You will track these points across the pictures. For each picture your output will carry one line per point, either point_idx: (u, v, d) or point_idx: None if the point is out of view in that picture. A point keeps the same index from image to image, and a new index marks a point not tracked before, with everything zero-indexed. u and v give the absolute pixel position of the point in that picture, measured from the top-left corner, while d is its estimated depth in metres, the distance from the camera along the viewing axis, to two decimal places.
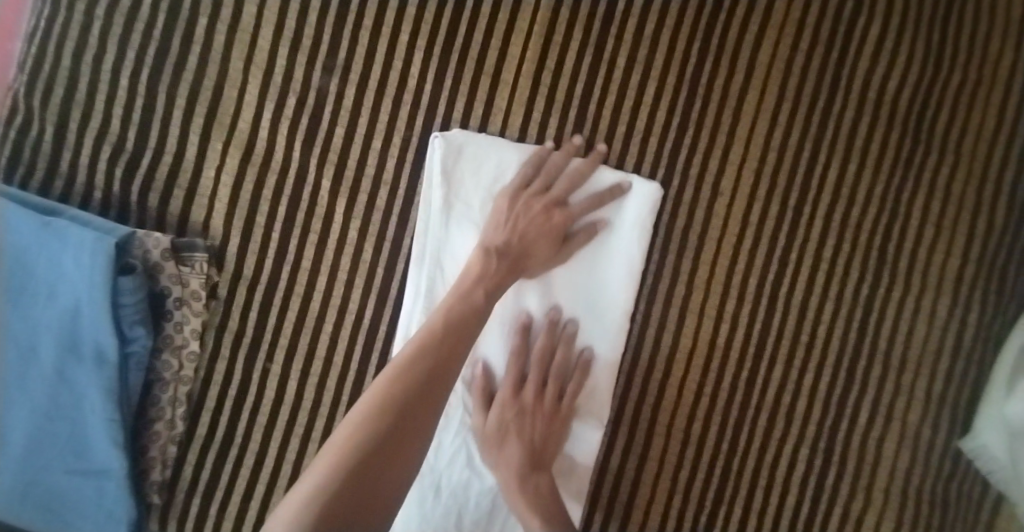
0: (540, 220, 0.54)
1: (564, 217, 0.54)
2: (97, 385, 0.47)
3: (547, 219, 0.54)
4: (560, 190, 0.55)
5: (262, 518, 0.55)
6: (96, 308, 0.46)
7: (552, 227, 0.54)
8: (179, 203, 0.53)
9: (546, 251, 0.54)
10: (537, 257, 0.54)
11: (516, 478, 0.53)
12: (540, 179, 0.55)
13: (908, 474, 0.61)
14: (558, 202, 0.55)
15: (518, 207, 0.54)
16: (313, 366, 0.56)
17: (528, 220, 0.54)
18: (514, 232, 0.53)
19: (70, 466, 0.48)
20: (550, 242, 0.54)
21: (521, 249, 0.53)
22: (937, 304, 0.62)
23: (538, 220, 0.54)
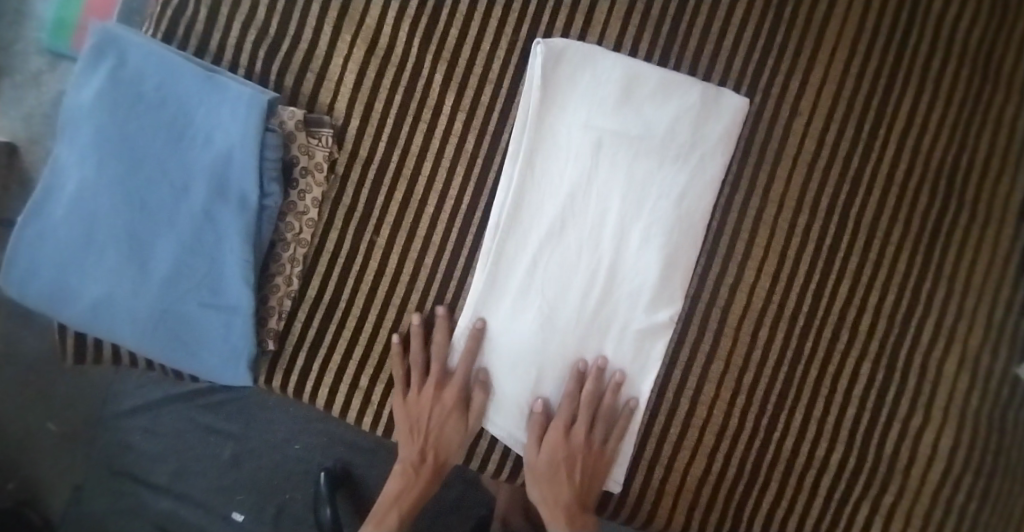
0: (437, 410, 0.60)
1: (450, 393, 0.60)
2: (237, 227, 0.53)
3: (446, 403, 0.60)
4: (438, 369, 0.61)
5: (357, 376, 0.62)
6: (246, 155, 0.53)
7: (449, 406, 0.60)
8: (309, 86, 0.60)
9: (456, 431, 0.61)
10: (453, 445, 0.61)
11: (553, 478, 0.60)
12: (412, 370, 0.61)
13: (969, 396, 0.63)
14: (443, 384, 0.61)
15: (411, 414, 0.60)
16: (414, 244, 0.61)
17: (428, 419, 0.60)
18: (429, 432, 0.60)
19: (205, 299, 0.55)
20: (456, 422, 0.61)
21: (437, 446, 0.61)
22: (1002, 234, 0.64)
23: (439, 408, 0.60)
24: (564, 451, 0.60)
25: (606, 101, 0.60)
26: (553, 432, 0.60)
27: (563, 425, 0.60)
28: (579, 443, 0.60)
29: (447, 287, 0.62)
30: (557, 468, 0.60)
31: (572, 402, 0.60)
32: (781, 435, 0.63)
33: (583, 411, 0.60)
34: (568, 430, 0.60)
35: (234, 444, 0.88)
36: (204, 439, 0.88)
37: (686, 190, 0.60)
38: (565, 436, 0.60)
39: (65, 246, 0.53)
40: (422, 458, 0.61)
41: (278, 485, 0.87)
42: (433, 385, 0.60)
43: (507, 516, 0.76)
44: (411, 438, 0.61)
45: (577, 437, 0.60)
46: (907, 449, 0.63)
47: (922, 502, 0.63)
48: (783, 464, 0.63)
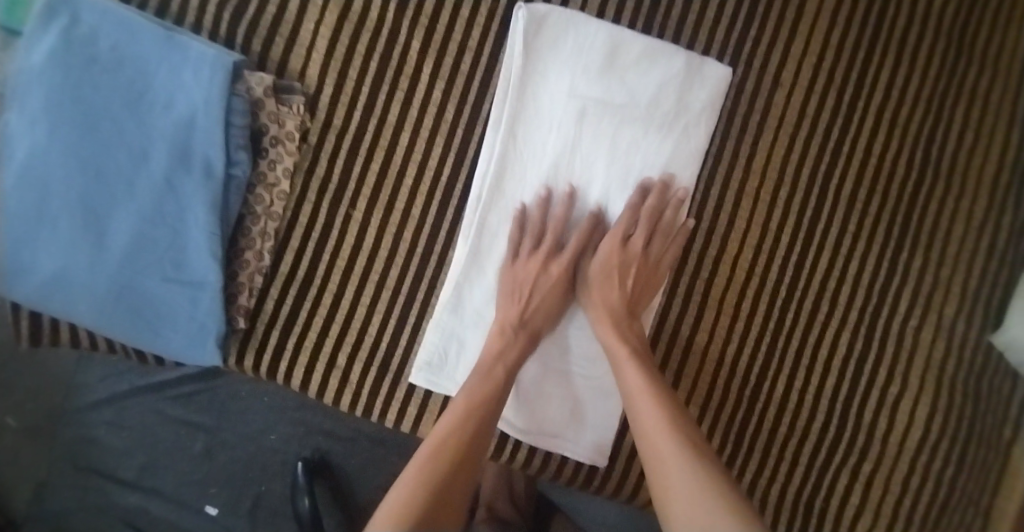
0: (519, 279, 0.58)
1: (560, 262, 0.59)
2: (202, 197, 0.51)
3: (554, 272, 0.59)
4: (537, 226, 0.59)
5: (334, 355, 0.60)
6: (210, 121, 0.50)
7: (556, 277, 0.59)
8: (279, 51, 0.57)
9: (558, 297, 0.60)
10: (555, 312, 0.60)
11: (612, 323, 0.57)
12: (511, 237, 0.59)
13: (944, 364, 0.64)
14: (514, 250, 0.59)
15: (517, 275, 0.58)
16: (392, 217, 0.59)
17: (535, 284, 0.58)
18: (529, 297, 0.58)
19: (169, 275, 0.52)
20: (559, 294, 0.60)
21: (539, 311, 0.59)
22: (976, 204, 0.64)
23: (541, 273, 0.58)
24: (620, 266, 0.59)
25: (589, 70, 0.59)
26: (608, 242, 0.59)
27: (620, 232, 0.59)
28: (637, 253, 0.59)
29: (427, 261, 0.60)
30: (617, 293, 0.58)
31: (632, 213, 0.59)
32: (763, 407, 0.64)
33: (641, 225, 0.59)
34: (624, 243, 0.59)
35: (206, 436, 0.84)
36: (175, 432, 0.84)
37: (669, 161, 0.60)
38: (623, 248, 0.59)
39: (14, 218, 0.50)
40: (500, 351, 0.57)
41: (254, 477, 0.85)
42: (530, 246, 0.59)
43: (492, 504, 0.75)
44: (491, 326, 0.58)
45: (635, 248, 0.59)
46: (884, 417, 0.64)
47: (899, 468, 0.64)
48: (765, 435, 0.64)
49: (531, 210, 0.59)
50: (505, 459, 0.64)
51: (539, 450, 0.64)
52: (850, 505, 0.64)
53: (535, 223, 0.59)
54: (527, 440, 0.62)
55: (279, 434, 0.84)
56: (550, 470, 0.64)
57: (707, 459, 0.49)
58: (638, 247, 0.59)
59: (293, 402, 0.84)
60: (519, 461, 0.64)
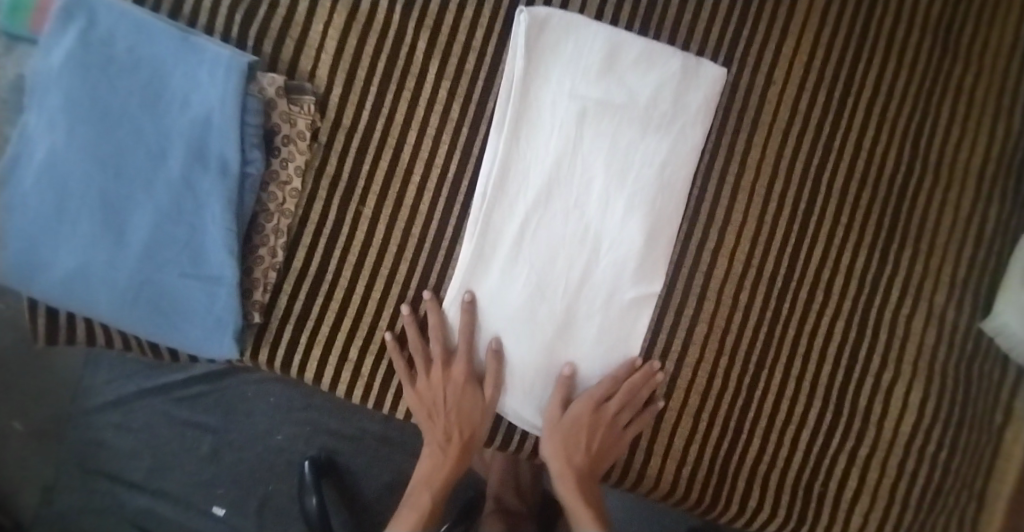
0: (446, 390, 0.60)
1: (459, 368, 0.60)
2: (218, 194, 0.52)
3: (458, 380, 0.60)
4: (439, 347, 0.61)
5: (346, 348, 0.61)
6: (225, 119, 0.52)
7: (461, 380, 0.60)
8: (290, 53, 0.59)
9: (474, 404, 0.61)
10: (473, 423, 0.61)
11: (567, 469, 0.61)
12: (416, 356, 0.61)
13: (935, 349, 0.66)
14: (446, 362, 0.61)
15: (422, 401, 0.61)
16: (400, 214, 0.61)
17: (445, 400, 0.60)
18: (448, 413, 0.61)
19: (186, 270, 0.54)
20: (474, 397, 0.61)
21: (460, 420, 0.61)
22: (963, 195, 0.67)
23: (451, 387, 0.61)
24: (585, 428, 0.61)
25: (590, 69, 0.61)
26: (577, 404, 0.61)
27: (591, 398, 0.61)
28: (600, 416, 0.61)
29: (435, 256, 0.62)
30: (578, 451, 0.61)
31: (599, 387, 0.62)
32: (761, 394, 0.65)
33: (607, 405, 0.61)
34: (597, 405, 0.61)
35: (214, 436, 0.86)
36: (182, 432, 0.86)
37: (668, 157, 0.62)
38: (587, 411, 0.61)
39: (36, 214, 0.52)
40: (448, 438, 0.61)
41: (262, 477, 0.86)
42: (439, 363, 0.60)
43: (500, 495, 0.78)
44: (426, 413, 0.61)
45: (606, 413, 0.61)
46: (879, 402, 0.66)
47: (895, 453, 0.66)
48: (764, 422, 0.66)
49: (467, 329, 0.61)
50: (513, 448, 0.66)
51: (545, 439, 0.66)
52: (847, 489, 0.66)
53: (438, 335, 0.60)
54: (541, 435, 0.64)
55: (285, 434, 0.86)
56: None
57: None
58: (607, 417, 0.62)
59: (299, 400, 0.86)
60: (527, 449, 0.66)
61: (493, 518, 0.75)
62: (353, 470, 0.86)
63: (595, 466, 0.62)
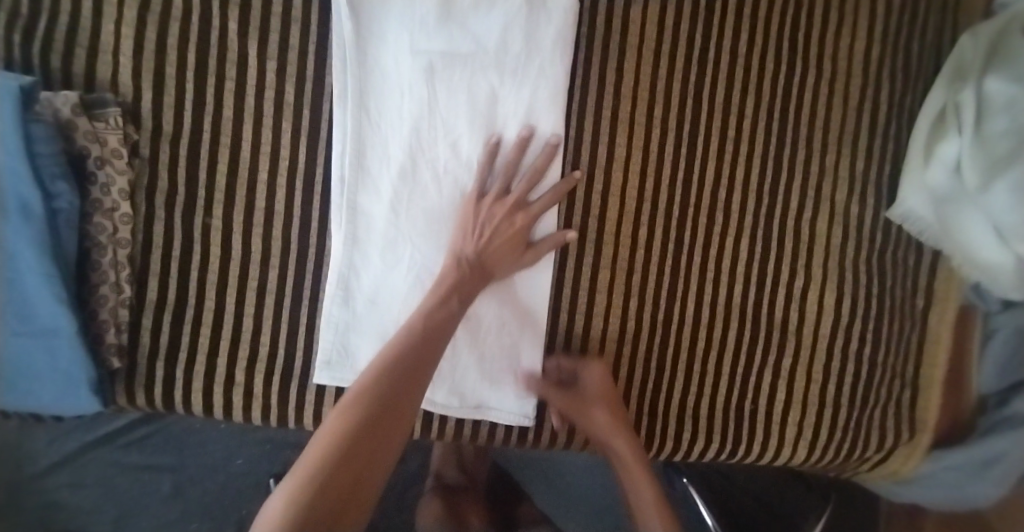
0: (503, 223, 0.56)
1: (529, 216, 0.56)
2: (26, 241, 0.47)
3: (516, 225, 0.56)
4: (521, 190, 0.56)
5: (230, 373, 0.57)
6: (11, 158, 0.46)
7: (517, 228, 0.56)
8: (83, 63, 0.52)
9: (513, 259, 0.57)
10: (503, 263, 0.56)
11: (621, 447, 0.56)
12: (501, 180, 0.56)
13: (843, 249, 0.64)
14: (518, 202, 0.56)
15: (480, 215, 0.56)
16: (254, 219, 0.56)
17: (494, 228, 0.55)
18: (482, 238, 0.55)
19: (15, 329, 0.48)
20: (512, 248, 0.56)
21: (490, 256, 0.55)
22: (851, 85, 0.63)
23: (503, 226, 0.56)
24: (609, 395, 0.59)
25: (429, 19, 0.55)
26: (587, 384, 0.60)
27: (599, 385, 0.60)
28: (614, 401, 0.59)
29: (305, 257, 0.57)
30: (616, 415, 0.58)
31: (592, 377, 0.60)
32: (677, 331, 0.63)
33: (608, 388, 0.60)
34: (605, 392, 0.59)
35: (173, 475, 0.83)
36: (135, 479, 0.82)
37: (532, 102, 0.57)
38: (602, 395, 0.59)
39: None
40: (474, 271, 0.55)
41: (230, 505, 0.84)
42: (512, 199, 0.56)
43: (441, 472, 0.77)
44: (464, 236, 0.55)
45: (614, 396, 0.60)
46: (795, 312, 0.64)
47: (819, 358, 0.65)
48: (684, 357, 0.64)
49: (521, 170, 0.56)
50: (434, 437, 0.63)
51: (465, 421, 0.62)
52: (778, 403, 0.65)
53: (533, 176, 0.56)
54: (452, 414, 0.61)
55: (245, 457, 0.84)
56: (482, 437, 0.63)
57: None
58: (615, 400, 0.59)
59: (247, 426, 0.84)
60: (449, 435, 0.63)
61: (434, 497, 0.75)
62: None
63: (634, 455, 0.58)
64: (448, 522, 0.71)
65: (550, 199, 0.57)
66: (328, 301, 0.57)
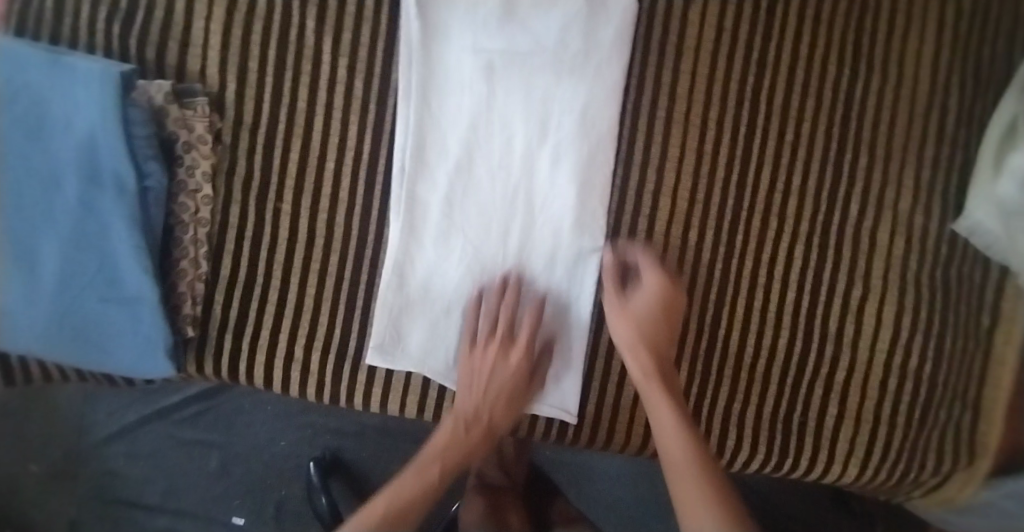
0: (498, 370, 0.58)
1: (521, 349, 0.58)
2: (120, 215, 0.51)
3: (513, 363, 0.58)
4: (505, 317, 0.59)
5: (290, 349, 0.60)
6: (110, 140, 0.50)
7: (514, 366, 0.58)
8: (175, 55, 0.57)
9: (518, 402, 0.59)
10: (516, 401, 0.59)
11: (642, 353, 0.55)
12: (484, 321, 0.59)
13: (906, 259, 0.62)
14: (510, 337, 0.59)
15: (473, 364, 0.59)
16: (320, 206, 0.59)
17: (491, 374, 0.58)
18: (485, 387, 0.58)
19: (106, 296, 0.53)
20: (519, 382, 0.58)
21: (496, 397, 0.58)
22: (917, 91, 0.62)
23: (499, 364, 0.58)
24: (667, 333, 0.57)
25: (491, 19, 0.57)
26: (644, 292, 0.58)
27: (649, 290, 0.57)
28: (663, 331, 0.56)
29: (365, 243, 0.60)
30: (669, 382, 0.55)
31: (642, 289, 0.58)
32: (725, 334, 0.63)
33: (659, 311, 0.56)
34: (658, 294, 0.57)
35: (218, 454, 0.89)
36: (185, 453, 0.89)
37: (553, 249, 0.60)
38: (646, 308, 0.57)
39: None
40: (476, 418, 0.58)
41: (273, 485, 0.89)
42: (502, 333, 0.58)
43: (483, 471, 0.78)
44: (468, 382, 0.59)
45: (663, 331, 0.56)
46: (851, 323, 0.63)
47: (875, 372, 0.63)
48: (732, 361, 0.63)
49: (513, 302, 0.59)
50: None
51: None
52: (828, 415, 0.64)
53: (509, 309, 0.59)
54: None
55: (287, 440, 0.88)
56: (524, 428, 0.65)
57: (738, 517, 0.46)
58: (664, 320, 0.56)
59: (296, 407, 0.88)
60: None
61: (478, 496, 0.76)
62: (359, 463, 0.88)
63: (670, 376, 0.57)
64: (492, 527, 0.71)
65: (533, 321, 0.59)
66: (384, 287, 0.59)
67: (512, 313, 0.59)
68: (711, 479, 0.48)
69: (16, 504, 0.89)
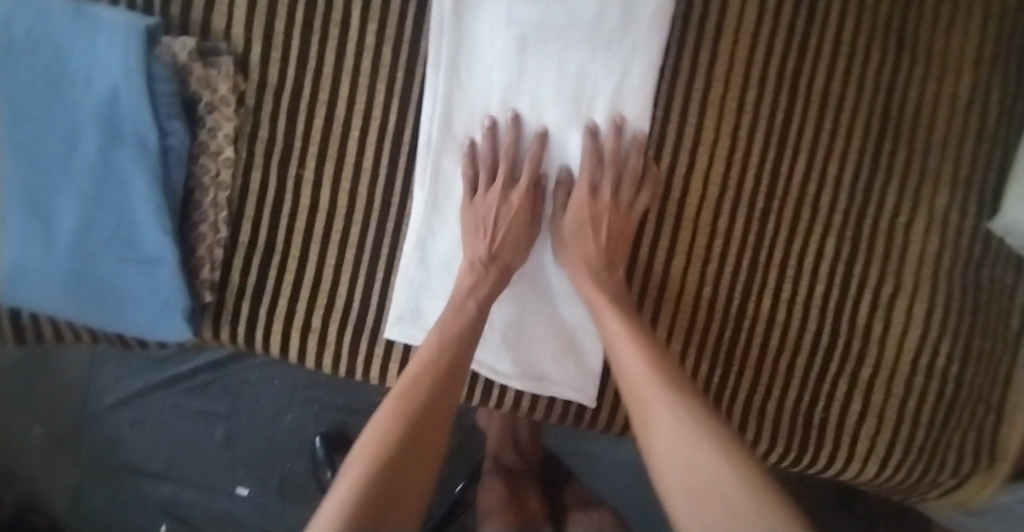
0: (504, 206, 0.57)
1: (524, 193, 0.57)
2: (142, 172, 0.51)
3: (518, 203, 0.57)
4: (505, 166, 0.57)
5: (307, 319, 0.59)
6: (133, 94, 0.49)
7: (516, 206, 0.57)
8: (201, 14, 0.56)
9: (525, 225, 0.58)
10: (524, 240, 0.58)
11: (587, 275, 0.57)
12: (483, 170, 0.57)
13: (939, 256, 0.61)
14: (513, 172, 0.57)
15: (480, 211, 0.57)
16: (343, 175, 0.58)
17: (497, 216, 0.57)
18: (493, 233, 0.56)
19: (123, 255, 0.53)
20: (525, 220, 0.58)
21: (506, 245, 0.57)
22: (960, 85, 0.60)
23: (503, 209, 0.57)
24: (600, 249, 0.58)
25: None
26: (581, 203, 0.58)
27: (587, 182, 0.58)
28: (608, 195, 0.58)
29: (387, 214, 0.59)
30: (618, 298, 0.56)
31: (590, 168, 0.58)
32: (750, 324, 0.62)
33: (606, 163, 0.57)
34: (591, 183, 0.58)
35: (225, 424, 0.88)
36: (191, 422, 0.89)
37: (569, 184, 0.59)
38: (590, 197, 0.58)
39: None
40: (488, 259, 0.56)
41: (278, 458, 0.88)
42: (505, 173, 0.57)
43: (499, 454, 0.78)
44: (474, 228, 0.57)
45: (604, 192, 0.58)
46: (878, 319, 0.62)
47: (900, 370, 0.62)
48: (755, 352, 0.62)
49: (514, 141, 0.57)
50: (492, 404, 0.64)
51: (525, 393, 0.63)
52: (851, 412, 0.63)
53: (513, 149, 0.57)
54: (514, 385, 0.61)
55: (293, 413, 0.88)
56: (539, 411, 0.64)
57: (733, 455, 0.45)
58: (603, 204, 0.58)
59: (304, 381, 0.88)
60: (506, 405, 0.64)
61: (495, 478, 0.75)
62: None
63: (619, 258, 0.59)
64: (513, 507, 0.71)
65: (536, 166, 0.57)
66: (404, 262, 0.58)
67: (514, 149, 0.57)
68: (699, 434, 0.47)
69: (24, 462, 0.90)
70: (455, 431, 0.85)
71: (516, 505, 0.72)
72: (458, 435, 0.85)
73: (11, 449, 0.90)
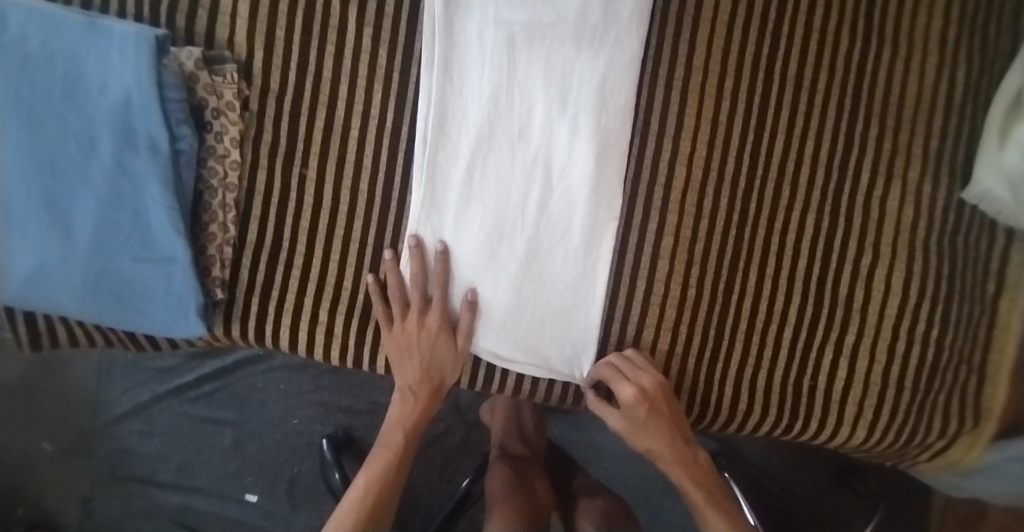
0: (423, 333, 0.61)
1: (438, 316, 0.61)
2: (155, 175, 0.53)
3: (434, 329, 0.61)
4: (417, 295, 0.61)
5: (314, 313, 0.62)
6: (145, 100, 0.52)
7: (433, 329, 0.61)
8: (204, 24, 0.59)
9: (450, 349, 0.61)
10: (446, 357, 0.62)
11: (662, 450, 0.62)
12: (393, 303, 0.61)
13: (914, 227, 0.64)
14: (423, 304, 0.61)
15: (400, 343, 0.61)
16: (344, 172, 0.61)
17: (418, 341, 0.61)
18: (419, 354, 0.61)
19: (138, 255, 0.55)
20: (446, 339, 0.61)
21: (431, 363, 0.61)
22: (926, 64, 0.63)
23: (423, 333, 0.61)
24: (669, 439, 0.62)
25: None
26: (554, 238, 0.61)
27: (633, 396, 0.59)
28: (651, 401, 0.60)
29: (387, 209, 0.61)
30: (685, 458, 0.63)
31: (623, 380, 0.60)
32: (738, 298, 0.64)
33: (634, 379, 0.60)
34: (639, 392, 0.59)
35: (233, 430, 0.90)
36: (199, 429, 0.90)
37: (533, 233, 0.61)
38: (639, 404, 0.60)
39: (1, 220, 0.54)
40: (422, 379, 0.62)
41: (286, 461, 0.90)
42: (418, 305, 0.61)
43: (504, 442, 0.81)
44: (400, 356, 0.61)
45: (648, 399, 0.60)
46: (859, 289, 0.65)
47: (884, 336, 0.65)
48: (745, 325, 0.65)
49: (425, 268, 0.61)
50: (495, 390, 0.67)
51: (526, 376, 0.65)
52: (839, 380, 0.66)
53: (417, 281, 0.60)
54: (517, 368, 0.64)
55: (301, 416, 0.90)
56: (540, 393, 0.67)
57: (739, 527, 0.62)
58: (648, 403, 0.60)
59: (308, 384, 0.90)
60: (508, 388, 0.66)
61: (500, 463, 0.78)
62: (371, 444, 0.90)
63: (676, 431, 0.62)
64: (522, 491, 0.75)
65: (441, 292, 0.61)
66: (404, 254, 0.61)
67: (424, 277, 0.61)
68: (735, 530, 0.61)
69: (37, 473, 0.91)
70: (459, 426, 0.87)
71: (523, 489, 0.75)
72: (463, 429, 0.87)
73: (22, 463, 0.91)
